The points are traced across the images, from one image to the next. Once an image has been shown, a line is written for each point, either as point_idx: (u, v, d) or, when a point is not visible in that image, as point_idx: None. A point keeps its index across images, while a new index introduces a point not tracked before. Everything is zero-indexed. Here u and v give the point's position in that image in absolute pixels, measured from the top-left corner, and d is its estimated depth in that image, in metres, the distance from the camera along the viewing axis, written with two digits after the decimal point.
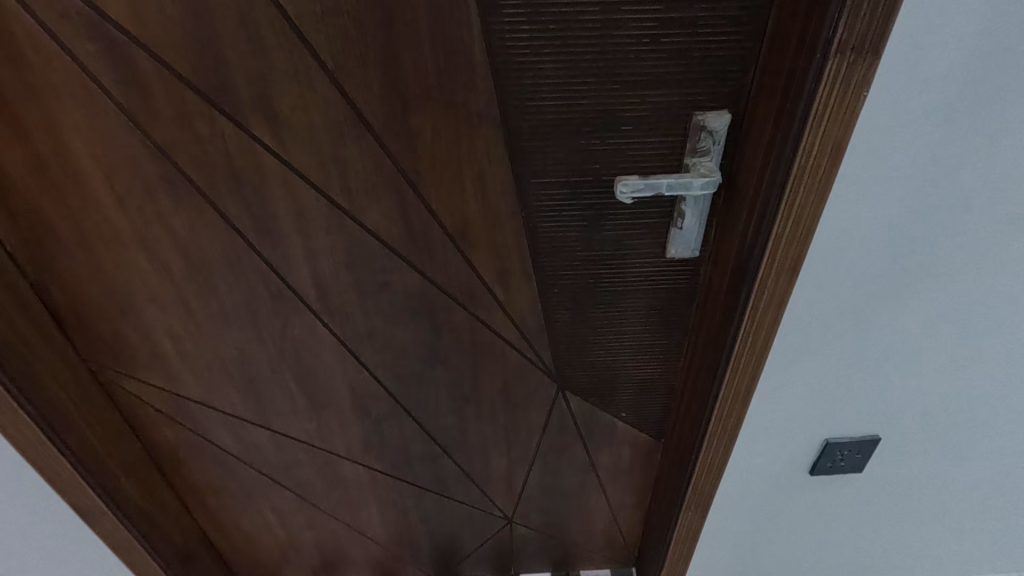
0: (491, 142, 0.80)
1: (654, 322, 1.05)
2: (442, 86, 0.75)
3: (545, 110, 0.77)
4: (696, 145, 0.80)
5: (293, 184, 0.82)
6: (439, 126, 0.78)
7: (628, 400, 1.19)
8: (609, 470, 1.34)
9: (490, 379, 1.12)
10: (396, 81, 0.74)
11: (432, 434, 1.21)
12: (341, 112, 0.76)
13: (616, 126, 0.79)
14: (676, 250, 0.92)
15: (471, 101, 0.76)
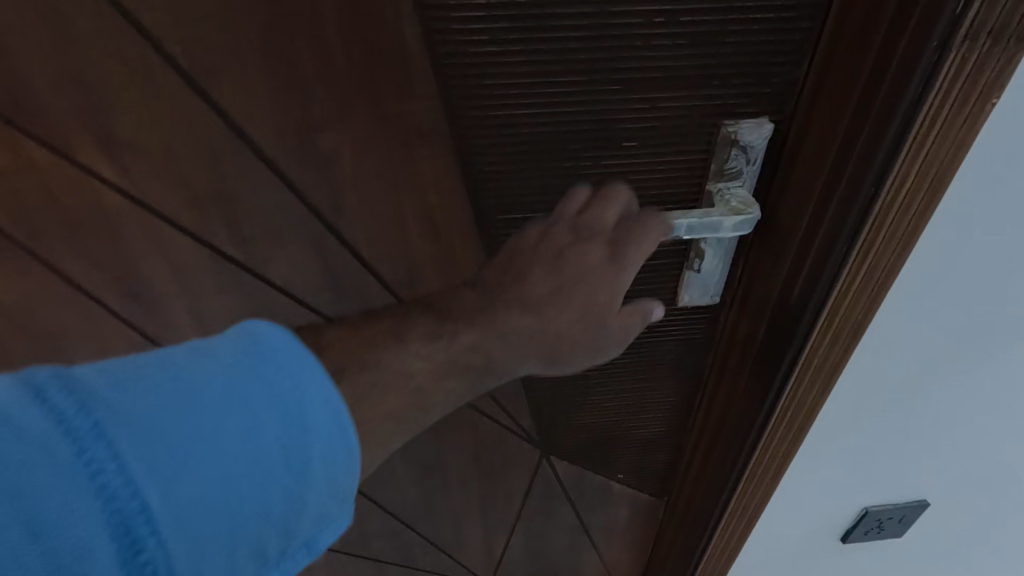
0: (441, 169, 0.57)
1: (659, 380, 0.84)
2: (363, 91, 0.51)
3: (515, 131, 0.54)
4: (724, 166, 0.58)
5: (161, 232, 0.58)
6: (363, 149, 0.55)
7: (627, 462, 0.98)
8: (605, 533, 1.14)
9: (458, 445, 0.91)
10: (293, 85, 0.50)
11: (391, 506, 1.00)
12: (217, 130, 0.52)
13: (616, 143, 0.56)
14: (691, 296, 0.70)
15: (407, 111, 0.53)
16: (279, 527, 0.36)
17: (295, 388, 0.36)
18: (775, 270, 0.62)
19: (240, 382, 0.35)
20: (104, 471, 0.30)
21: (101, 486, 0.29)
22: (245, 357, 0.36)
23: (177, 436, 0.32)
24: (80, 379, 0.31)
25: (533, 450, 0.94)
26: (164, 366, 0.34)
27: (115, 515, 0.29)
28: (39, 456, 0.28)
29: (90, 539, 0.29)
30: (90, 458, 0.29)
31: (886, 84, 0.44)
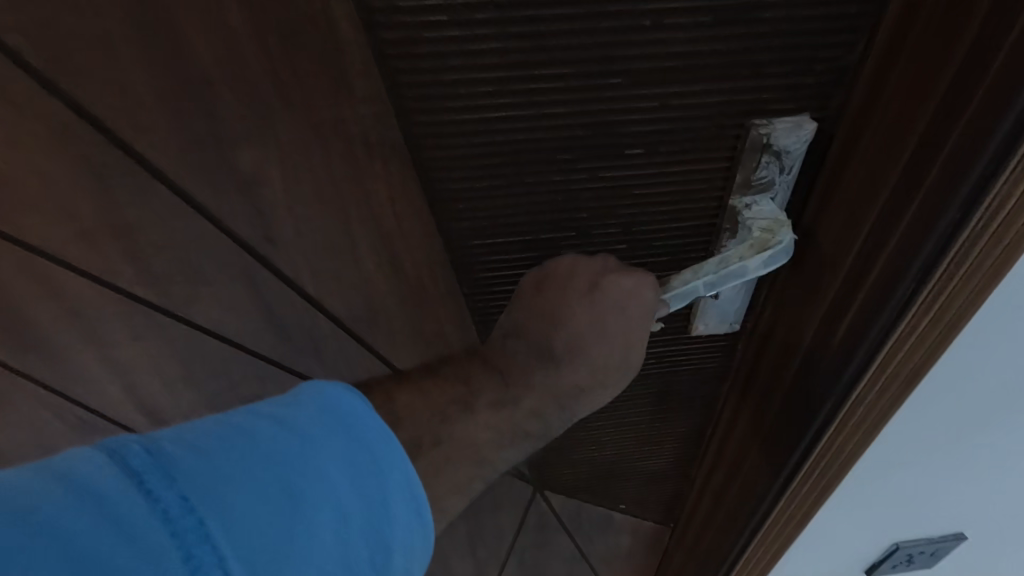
0: (398, 188, 0.46)
1: (666, 414, 0.73)
2: (286, 93, 0.39)
3: (488, 137, 0.43)
4: (753, 176, 0.46)
5: (49, 272, 0.47)
6: (291, 167, 0.43)
7: (629, 492, 0.89)
8: (607, 562, 1.05)
9: None
10: (191, 87, 0.38)
11: None
12: (98, 147, 0.40)
13: (617, 152, 0.45)
14: (706, 325, 0.59)
15: (342, 118, 0.41)
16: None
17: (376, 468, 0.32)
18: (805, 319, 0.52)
19: (335, 460, 0.30)
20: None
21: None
22: (328, 432, 0.31)
23: (277, 524, 0.27)
24: (176, 457, 0.26)
25: (525, 484, 0.85)
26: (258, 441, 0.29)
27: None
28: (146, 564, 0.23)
29: None
30: (196, 559, 0.24)
31: (969, 114, 0.33)
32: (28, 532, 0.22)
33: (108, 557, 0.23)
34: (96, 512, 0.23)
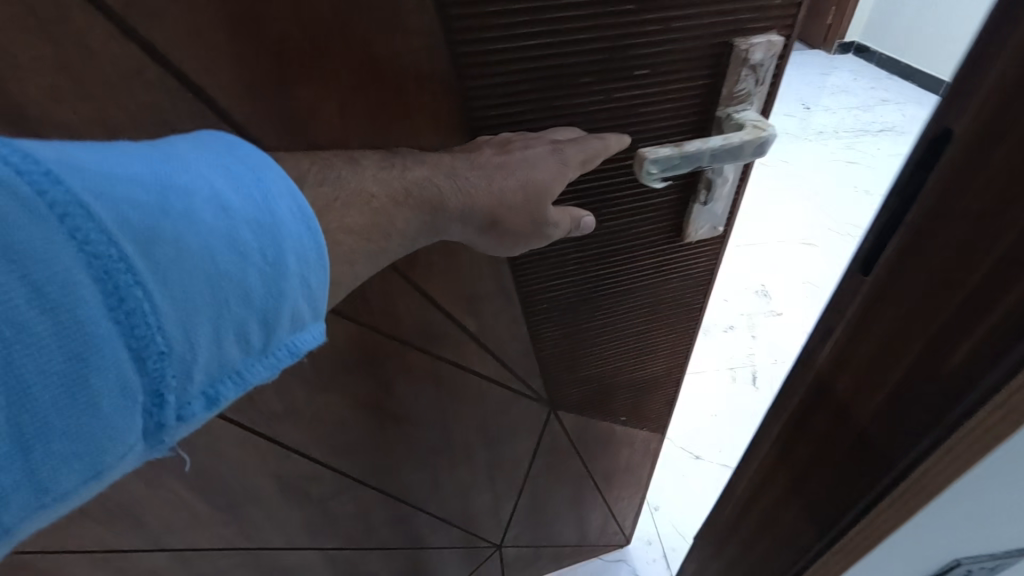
0: (441, 117, 0.50)
1: (661, 322, 0.84)
2: (349, 31, 0.43)
3: (522, 65, 0.48)
4: (736, 89, 0.56)
5: None
6: (350, 104, 0.46)
7: (625, 403, 1.00)
8: (606, 473, 1.18)
9: (465, 421, 0.87)
10: (260, 23, 0.40)
11: (398, 493, 0.95)
12: (164, 89, 0.41)
13: (624, 71, 0.52)
14: (698, 230, 0.69)
15: (400, 53, 0.45)
16: (263, 313, 0.35)
17: (257, 182, 0.35)
18: (885, 364, 0.45)
19: (215, 162, 0.35)
20: (70, 215, 0.27)
21: (70, 231, 0.27)
22: (214, 151, 0.35)
23: (149, 202, 0.31)
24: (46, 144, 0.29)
25: (540, 409, 0.93)
26: (126, 153, 0.32)
27: (93, 262, 0.27)
28: (1, 195, 0.26)
29: (78, 279, 0.27)
30: (68, 207, 0.27)
31: None
32: None
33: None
34: None
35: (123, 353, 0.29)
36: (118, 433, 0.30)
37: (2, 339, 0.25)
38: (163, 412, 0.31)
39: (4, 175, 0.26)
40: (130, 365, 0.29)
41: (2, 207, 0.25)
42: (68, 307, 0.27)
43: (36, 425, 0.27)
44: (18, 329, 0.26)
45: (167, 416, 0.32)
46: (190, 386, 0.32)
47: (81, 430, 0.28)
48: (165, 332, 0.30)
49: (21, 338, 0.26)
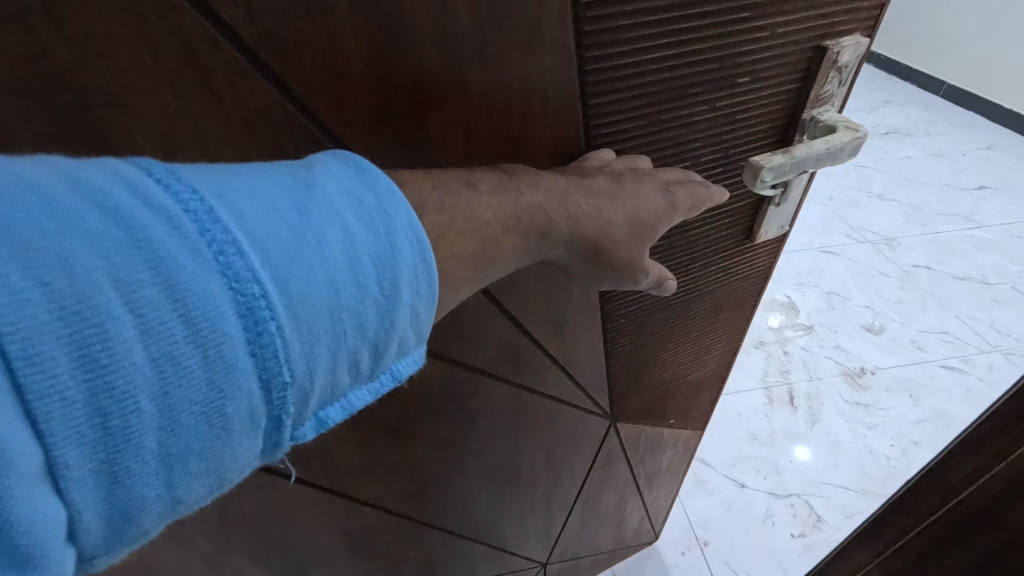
0: (564, 142, 0.46)
1: (718, 321, 0.81)
2: (486, 50, 0.39)
3: (631, 79, 0.43)
4: (821, 91, 0.50)
5: None
6: (475, 129, 0.43)
7: (675, 406, 1.00)
8: (652, 480, 1.17)
9: (532, 447, 0.85)
10: (402, 51, 0.36)
11: (461, 530, 0.91)
12: (287, 124, 0.38)
13: (726, 81, 0.46)
14: (767, 232, 0.63)
15: (531, 71, 0.41)
16: (375, 353, 0.29)
17: (382, 205, 0.28)
18: None
19: (345, 183, 0.28)
20: (224, 248, 0.24)
21: (222, 266, 0.23)
22: (348, 172, 0.29)
23: (282, 226, 0.25)
24: (186, 167, 0.25)
25: (603, 422, 0.90)
26: (276, 172, 0.28)
27: (237, 296, 0.24)
28: (159, 222, 0.23)
29: (215, 314, 0.23)
30: (208, 230, 0.24)
31: None
32: (76, 197, 0.22)
33: (143, 222, 0.22)
34: (115, 184, 0.23)
35: (255, 388, 0.24)
36: (222, 472, 0.26)
37: (153, 372, 0.22)
38: (281, 432, 0.27)
39: (144, 206, 0.23)
40: (258, 397, 0.25)
41: (149, 227, 0.22)
42: (205, 345, 0.23)
43: (176, 450, 0.23)
44: (169, 363, 0.22)
45: (284, 436, 0.27)
46: (305, 415, 0.28)
47: (214, 457, 0.25)
48: (293, 364, 0.25)
49: (172, 374, 0.22)
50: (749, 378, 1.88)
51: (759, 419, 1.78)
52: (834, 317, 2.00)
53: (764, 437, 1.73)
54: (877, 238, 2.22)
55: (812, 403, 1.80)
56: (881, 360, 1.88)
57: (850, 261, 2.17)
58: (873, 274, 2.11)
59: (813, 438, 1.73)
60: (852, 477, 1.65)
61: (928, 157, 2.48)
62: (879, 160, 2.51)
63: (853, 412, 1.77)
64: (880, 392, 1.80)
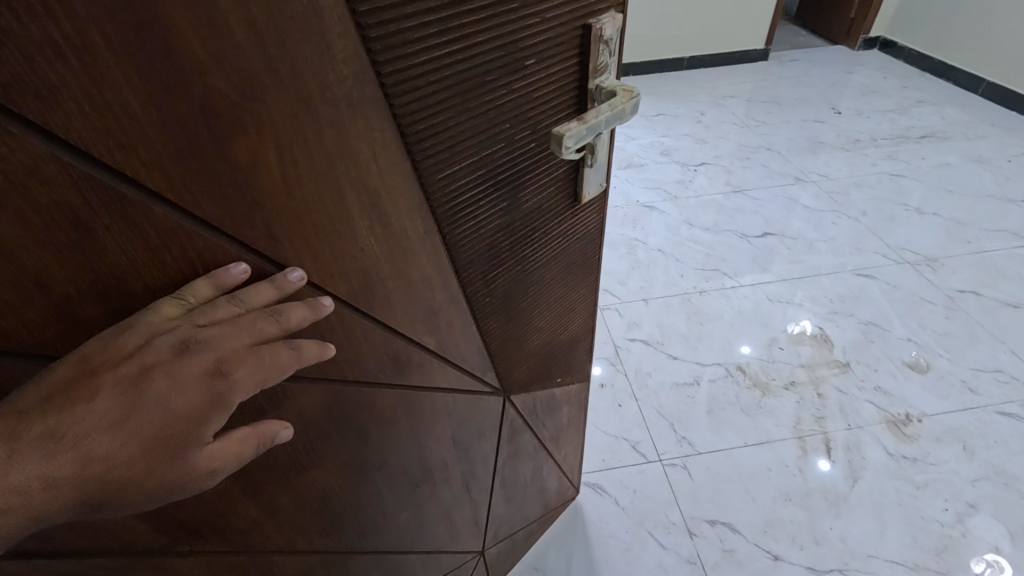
0: (379, 140, 0.53)
1: (572, 282, 0.97)
2: (277, 66, 0.44)
3: (437, 73, 0.52)
4: (599, 62, 0.65)
5: (44, 311, 0.45)
6: (285, 140, 0.48)
7: (562, 362, 1.14)
8: (557, 440, 1.31)
9: (437, 442, 0.93)
10: (194, 76, 0.41)
11: (384, 543, 0.99)
12: (75, 166, 0.40)
13: (518, 65, 0.58)
14: (590, 189, 0.81)
15: (330, 82, 0.48)
16: None
17: None
18: None
19: None
20: None
21: None
22: None
23: None
24: None
25: (497, 398, 1.01)
26: None
27: None
28: None
29: None
30: None
31: None
32: None
33: None
34: None
35: None
36: None
37: None
38: None
39: None
40: None
41: None
42: None
43: None
44: None
45: None
46: None
47: None
48: None
49: None
50: (780, 428, 2.08)
51: (794, 476, 1.94)
52: (879, 361, 2.32)
53: (799, 498, 1.87)
54: (920, 260, 2.85)
55: (854, 457, 1.98)
56: (928, 407, 2.14)
57: (888, 287, 2.69)
58: (915, 301, 2.60)
59: (856, 497, 1.88)
60: (901, 550, 1.75)
61: (917, 210, 3.23)
62: (881, 213, 3.21)
63: (904, 466, 1.96)
64: (930, 443, 2.02)
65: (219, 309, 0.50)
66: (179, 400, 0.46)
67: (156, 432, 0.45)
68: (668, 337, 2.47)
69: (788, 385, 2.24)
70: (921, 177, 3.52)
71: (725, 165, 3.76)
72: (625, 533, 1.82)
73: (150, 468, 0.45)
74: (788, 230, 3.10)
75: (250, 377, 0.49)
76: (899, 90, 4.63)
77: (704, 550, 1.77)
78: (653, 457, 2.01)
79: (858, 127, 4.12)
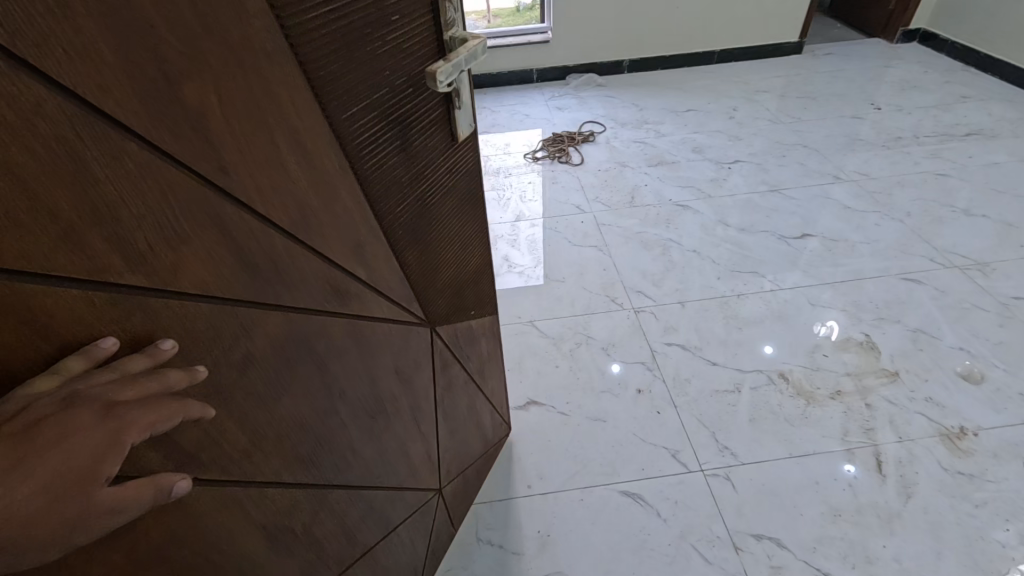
0: (294, 86, 0.73)
1: (460, 213, 1.25)
2: (204, 18, 0.60)
3: (329, 29, 0.74)
4: (447, 17, 0.93)
5: (53, 238, 0.54)
6: (222, 84, 0.64)
7: (471, 297, 1.44)
8: (478, 368, 1.60)
9: (384, 371, 1.12)
10: (147, 27, 0.55)
11: (356, 480, 1.14)
12: (62, 107, 0.51)
13: (387, 22, 0.82)
14: (463, 125, 1.09)
15: (250, 35, 0.65)
16: None
17: None
18: None
19: None
20: None
21: None
22: None
23: None
24: None
25: (423, 329, 1.24)
26: None
27: None
28: None
29: None
30: None
31: None
32: None
33: None
34: None
35: None
36: None
37: None
38: None
39: None
40: None
41: None
42: None
43: None
44: None
45: None
46: None
47: None
48: None
49: None
50: (827, 439, 2.12)
51: (843, 490, 1.96)
52: (928, 371, 2.34)
53: (849, 515, 1.90)
54: (971, 264, 2.83)
55: (905, 476, 1.99)
56: (984, 421, 2.14)
57: (936, 296, 2.68)
58: (967, 308, 2.60)
59: (910, 516, 1.89)
60: (960, 569, 1.75)
61: (965, 213, 3.17)
62: (924, 213, 3.19)
63: (959, 481, 1.96)
64: (986, 458, 2.03)
65: (98, 376, 0.59)
66: (73, 442, 0.55)
67: (56, 473, 0.53)
68: (706, 342, 2.53)
69: (834, 395, 2.27)
70: (967, 176, 3.44)
71: (759, 162, 3.75)
72: (668, 546, 1.85)
73: (50, 507, 0.53)
74: (827, 231, 3.11)
75: (138, 418, 0.61)
76: (943, 83, 4.49)
77: (751, 564, 1.79)
78: (695, 468, 2.05)
79: (897, 121, 4.06)
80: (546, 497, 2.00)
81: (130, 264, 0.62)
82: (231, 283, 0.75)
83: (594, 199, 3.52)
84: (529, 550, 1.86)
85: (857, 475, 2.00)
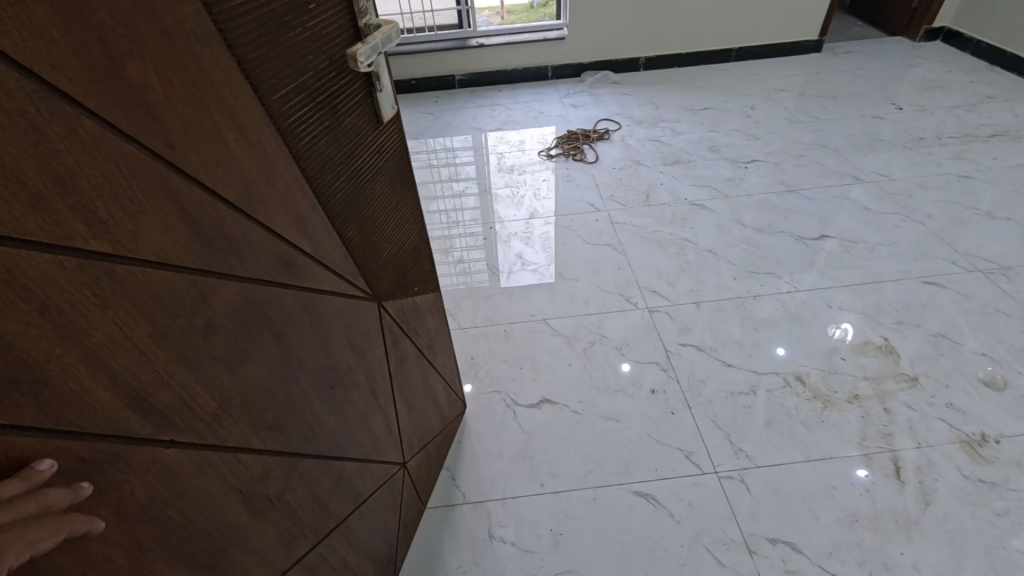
0: (227, 67, 0.80)
1: (395, 193, 1.35)
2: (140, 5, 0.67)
3: (251, 15, 0.82)
4: (362, 6, 1.04)
5: (27, 205, 0.60)
6: (161, 65, 0.71)
7: (414, 275, 1.55)
8: (427, 344, 1.70)
9: (337, 342, 1.20)
10: (90, 13, 0.62)
11: (323, 449, 1.21)
12: (24, 86, 0.57)
13: (305, 10, 0.91)
14: (386, 106, 1.20)
15: (184, 20, 0.73)
16: None
17: None
18: None
19: None
20: None
21: None
22: None
23: None
24: None
25: (371, 304, 1.32)
26: None
27: None
28: None
29: None
30: None
31: None
32: None
33: None
34: None
35: None
36: None
37: None
38: None
39: None
40: None
41: None
42: None
43: None
44: None
45: None
46: None
47: None
48: None
49: None
50: (844, 444, 2.12)
51: (863, 497, 1.96)
52: (947, 376, 2.33)
53: (866, 521, 1.90)
54: (995, 268, 2.80)
55: (925, 484, 1.98)
56: (1006, 429, 2.12)
57: (959, 301, 2.65)
58: (990, 313, 2.58)
59: (928, 523, 1.89)
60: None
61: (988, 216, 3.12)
62: (947, 215, 3.15)
63: (977, 489, 1.96)
64: (1006, 464, 2.02)
65: None
66: None
67: None
68: (720, 344, 2.53)
69: (852, 399, 2.27)
70: (991, 177, 3.39)
71: (777, 162, 3.73)
72: (681, 548, 1.87)
73: None
74: (844, 233, 3.09)
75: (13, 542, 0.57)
76: (967, 83, 4.41)
77: (764, 566, 1.81)
78: (708, 469, 2.08)
79: (918, 121, 4.00)
80: (557, 496, 2.03)
81: (94, 232, 0.68)
82: (187, 252, 0.82)
83: (609, 198, 3.55)
84: (540, 547, 1.89)
85: (873, 480, 2.01)
